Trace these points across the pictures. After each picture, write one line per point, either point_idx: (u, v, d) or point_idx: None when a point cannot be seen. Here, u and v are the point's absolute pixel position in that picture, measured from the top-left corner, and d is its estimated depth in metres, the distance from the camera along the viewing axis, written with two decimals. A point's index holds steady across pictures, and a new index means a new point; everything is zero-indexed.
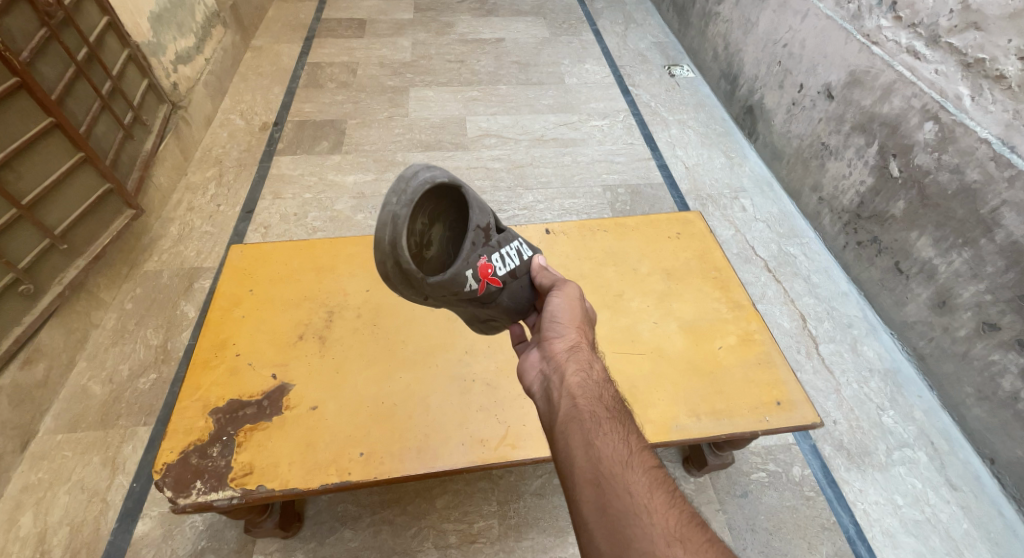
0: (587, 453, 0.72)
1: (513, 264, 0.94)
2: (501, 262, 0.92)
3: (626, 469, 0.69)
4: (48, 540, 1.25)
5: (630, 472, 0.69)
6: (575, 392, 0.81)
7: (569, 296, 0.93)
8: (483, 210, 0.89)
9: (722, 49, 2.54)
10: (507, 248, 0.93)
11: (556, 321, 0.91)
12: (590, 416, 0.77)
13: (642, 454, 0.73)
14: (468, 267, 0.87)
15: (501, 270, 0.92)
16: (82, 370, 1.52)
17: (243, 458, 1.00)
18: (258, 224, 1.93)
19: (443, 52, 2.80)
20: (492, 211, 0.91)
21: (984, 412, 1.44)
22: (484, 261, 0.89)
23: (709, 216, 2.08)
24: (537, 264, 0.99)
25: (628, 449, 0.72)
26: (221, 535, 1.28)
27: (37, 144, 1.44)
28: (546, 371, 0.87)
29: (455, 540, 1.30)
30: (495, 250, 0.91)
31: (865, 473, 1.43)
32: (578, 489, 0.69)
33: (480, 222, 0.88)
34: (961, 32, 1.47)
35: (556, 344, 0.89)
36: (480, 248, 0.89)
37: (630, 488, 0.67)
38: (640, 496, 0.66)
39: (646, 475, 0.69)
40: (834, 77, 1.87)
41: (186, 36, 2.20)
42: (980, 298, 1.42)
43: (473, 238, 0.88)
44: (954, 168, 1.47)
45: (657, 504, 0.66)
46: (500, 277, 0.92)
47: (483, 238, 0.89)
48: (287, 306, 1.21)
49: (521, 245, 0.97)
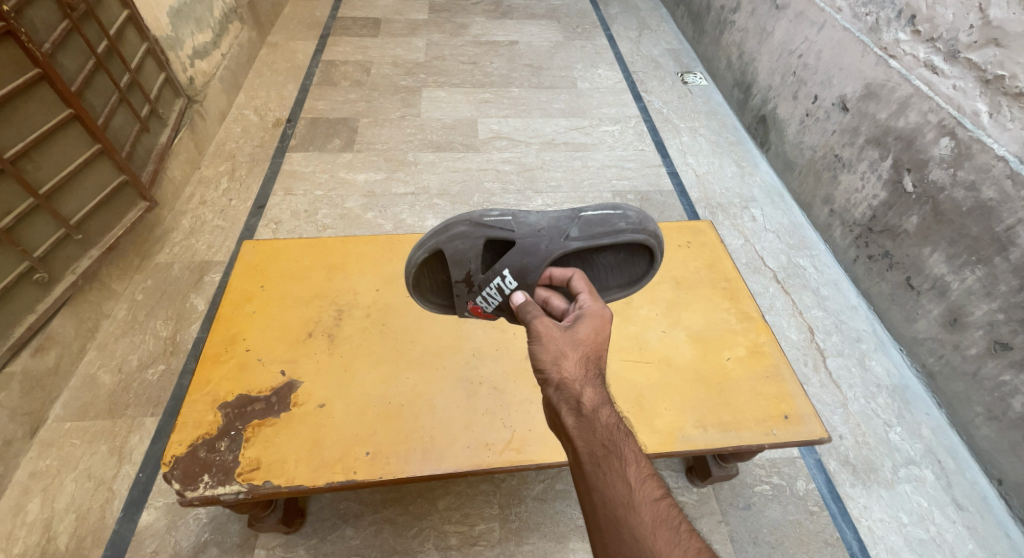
0: (591, 502, 0.70)
1: (496, 302, 1.08)
2: (486, 302, 1.10)
3: (630, 512, 0.67)
4: (55, 527, 1.26)
5: (633, 515, 0.67)
6: (571, 435, 0.76)
7: (543, 332, 0.88)
8: (459, 264, 1.05)
9: (736, 57, 2.53)
10: (487, 289, 1.07)
11: (541, 363, 0.85)
12: (587, 461, 0.73)
13: (645, 485, 0.70)
14: (464, 309, 1.15)
15: (489, 307, 1.11)
16: (91, 359, 1.53)
17: (251, 453, 1.01)
18: (270, 220, 1.94)
19: (457, 54, 2.80)
20: (473, 257, 1.04)
21: (993, 433, 1.43)
22: (472, 305, 1.12)
23: (718, 225, 2.07)
24: (514, 305, 0.97)
25: (628, 485, 0.70)
26: (224, 529, 1.29)
27: (55, 134, 1.46)
28: (545, 413, 0.83)
29: (456, 542, 1.30)
30: (476, 296, 1.10)
31: (870, 489, 1.42)
32: (593, 541, 0.69)
33: (459, 275, 1.07)
34: (981, 48, 1.46)
35: (549, 385, 0.83)
36: (465, 296, 1.11)
37: (635, 534, 0.66)
38: (645, 541, 0.65)
39: (651, 513, 0.67)
40: (849, 90, 1.86)
41: (203, 30, 2.22)
42: (993, 317, 1.41)
43: (456, 291, 1.10)
44: (970, 185, 1.46)
45: (663, 546, 0.64)
46: (491, 311, 1.12)
47: (468, 287, 1.09)
48: (298, 303, 1.22)
49: (503, 280, 1.04)
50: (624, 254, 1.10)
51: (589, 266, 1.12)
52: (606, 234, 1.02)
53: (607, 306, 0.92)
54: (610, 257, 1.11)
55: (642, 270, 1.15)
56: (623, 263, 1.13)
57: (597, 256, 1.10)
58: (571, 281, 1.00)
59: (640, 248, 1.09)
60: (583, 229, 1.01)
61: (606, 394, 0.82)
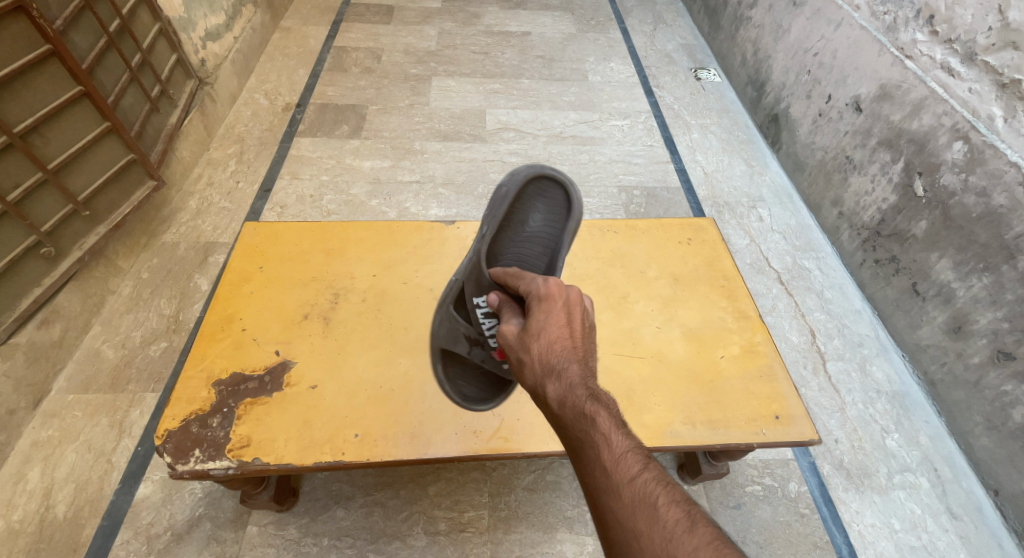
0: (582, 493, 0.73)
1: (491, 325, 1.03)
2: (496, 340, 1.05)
3: (609, 498, 0.68)
4: (54, 495, 1.30)
5: (613, 499, 0.68)
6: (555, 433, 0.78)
7: (504, 339, 0.87)
8: (456, 339, 1.09)
9: (750, 54, 2.49)
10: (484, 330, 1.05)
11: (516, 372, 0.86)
12: (570, 456, 0.74)
13: (620, 465, 0.69)
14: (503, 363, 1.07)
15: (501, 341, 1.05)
16: (96, 333, 1.56)
17: (242, 430, 1.02)
18: (275, 204, 1.96)
19: (468, 43, 2.79)
20: (457, 324, 1.08)
21: (992, 442, 1.41)
22: (497, 350, 1.06)
23: (723, 224, 2.05)
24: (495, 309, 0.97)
25: (604, 472, 0.70)
26: (218, 504, 1.32)
27: (65, 110, 1.48)
28: None
29: (445, 528, 1.31)
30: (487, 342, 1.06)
31: (863, 495, 1.41)
32: None
33: (467, 343, 1.09)
34: (999, 51, 1.43)
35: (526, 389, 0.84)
36: (487, 355, 1.08)
37: (618, 520, 0.66)
38: (625, 525, 0.65)
39: (630, 493, 0.67)
40: (864, 90, 1.83)
41: (216, 13, 2.23)
42: (997, 326, 1.39)
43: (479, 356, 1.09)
44: (981, 192, 1.44)
45: (643, 526, 0.65)
46: None
47: (480, 346, 1.08)
48: (295, 285, 1.24)
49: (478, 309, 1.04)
50: (537, 200, 1.10)
51: (533, 238, 1.11)
52: (504, 203, 1.06)
53: (550, 280, 0.87)
54: (540, 217, 1.11)
55: (565, 194, 1.10)
56: (553, 204, 1.11)
57: (526, 227, 1.11)
58: (505, 279, 0.96)
59: (546, 182, 1.09)
60: (489, 222, 1.06)
61: (571, 374, 0.78)
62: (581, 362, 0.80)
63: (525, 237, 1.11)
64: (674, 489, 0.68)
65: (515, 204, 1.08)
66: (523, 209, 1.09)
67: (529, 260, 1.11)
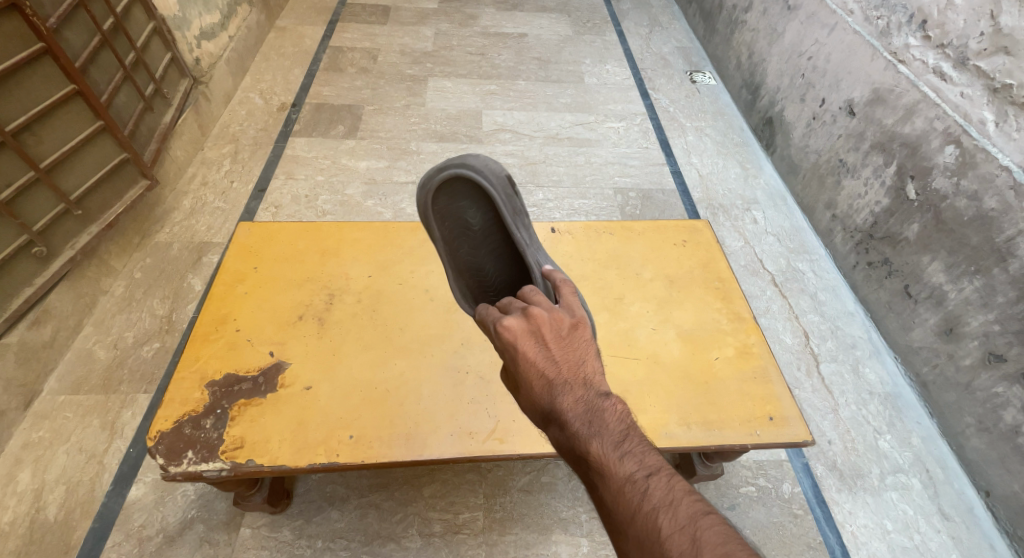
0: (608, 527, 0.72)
1: None
2: None
3: (621, 538, 0.66)
4: (44, 497, 1.28)
5: (625, 539, 0.66)
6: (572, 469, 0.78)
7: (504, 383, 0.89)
8: None
9: (745, 58, 2.51)
10: None
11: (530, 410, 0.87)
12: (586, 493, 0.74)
13: (620, 502, 0.67)
14: None
15: None
16: (88, 334, 1.54)
17: (235, 432, 1.02)
18: (270, 204, 1.95)
19: (465, 44, 2.80)
20: None
21: (983, 444, 1.42)
22: None
23: (719, 226, 2.06)
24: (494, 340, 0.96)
25: (609, 511, 0.68)
26: (211, 506, 1.31)
27: (58, 109, 1.47)
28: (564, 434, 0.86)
29: (439, 530, 1.31)
30: None
31: (856, 496, 1.42)
32: None
33: None
34: (990, 56, 1.45)
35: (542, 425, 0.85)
36: None
37: None
38: None
39: (636, 532, 0.65)
40: (857, 94, 1.84)
41: (211, 12, 2.22)
42: (989, 328, 1.40)
43: None
44: (972, 195, 1.45)
45: None
46: None
47: None
48: (290, 285, 1.23)
49: None
50: (458, 203, 1.09)
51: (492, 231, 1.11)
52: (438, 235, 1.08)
53: (498, 326, 0.83)
54: (473, 211, 1.10)
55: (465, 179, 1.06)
56: (470, 195, 1.08)
57: (472, 229, 1.11)
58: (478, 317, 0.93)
59: (450, 186, 1.07)
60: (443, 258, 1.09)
61: (557, 411, 0.76)
62: (561, 396, 0.77)
63: (481, 237, 1.12)
64: (679, 512, 0.64)
65: (444, 224, 1.10)
66: (457, 222, 1.11)
67: (505, 250, 1.13)
